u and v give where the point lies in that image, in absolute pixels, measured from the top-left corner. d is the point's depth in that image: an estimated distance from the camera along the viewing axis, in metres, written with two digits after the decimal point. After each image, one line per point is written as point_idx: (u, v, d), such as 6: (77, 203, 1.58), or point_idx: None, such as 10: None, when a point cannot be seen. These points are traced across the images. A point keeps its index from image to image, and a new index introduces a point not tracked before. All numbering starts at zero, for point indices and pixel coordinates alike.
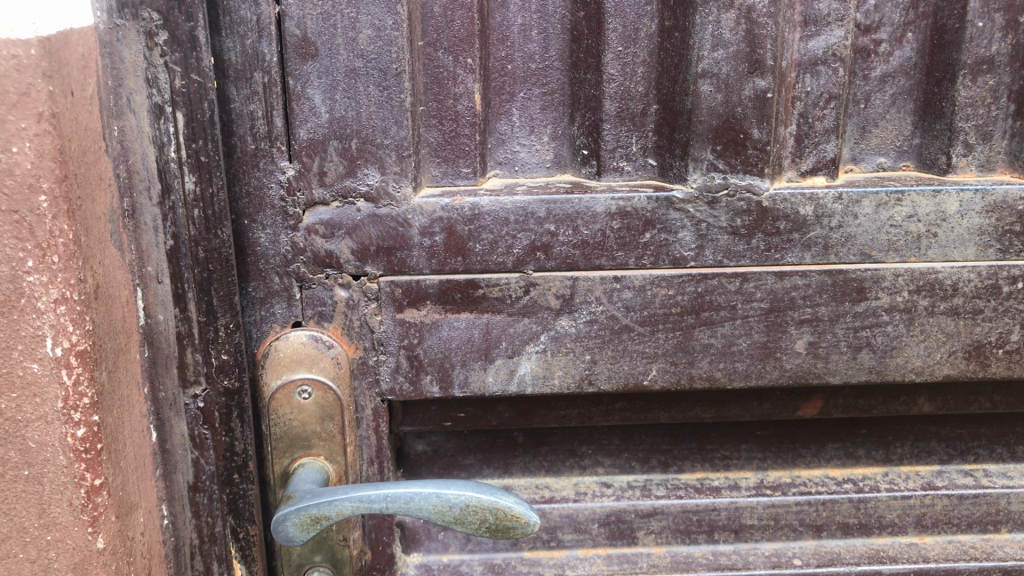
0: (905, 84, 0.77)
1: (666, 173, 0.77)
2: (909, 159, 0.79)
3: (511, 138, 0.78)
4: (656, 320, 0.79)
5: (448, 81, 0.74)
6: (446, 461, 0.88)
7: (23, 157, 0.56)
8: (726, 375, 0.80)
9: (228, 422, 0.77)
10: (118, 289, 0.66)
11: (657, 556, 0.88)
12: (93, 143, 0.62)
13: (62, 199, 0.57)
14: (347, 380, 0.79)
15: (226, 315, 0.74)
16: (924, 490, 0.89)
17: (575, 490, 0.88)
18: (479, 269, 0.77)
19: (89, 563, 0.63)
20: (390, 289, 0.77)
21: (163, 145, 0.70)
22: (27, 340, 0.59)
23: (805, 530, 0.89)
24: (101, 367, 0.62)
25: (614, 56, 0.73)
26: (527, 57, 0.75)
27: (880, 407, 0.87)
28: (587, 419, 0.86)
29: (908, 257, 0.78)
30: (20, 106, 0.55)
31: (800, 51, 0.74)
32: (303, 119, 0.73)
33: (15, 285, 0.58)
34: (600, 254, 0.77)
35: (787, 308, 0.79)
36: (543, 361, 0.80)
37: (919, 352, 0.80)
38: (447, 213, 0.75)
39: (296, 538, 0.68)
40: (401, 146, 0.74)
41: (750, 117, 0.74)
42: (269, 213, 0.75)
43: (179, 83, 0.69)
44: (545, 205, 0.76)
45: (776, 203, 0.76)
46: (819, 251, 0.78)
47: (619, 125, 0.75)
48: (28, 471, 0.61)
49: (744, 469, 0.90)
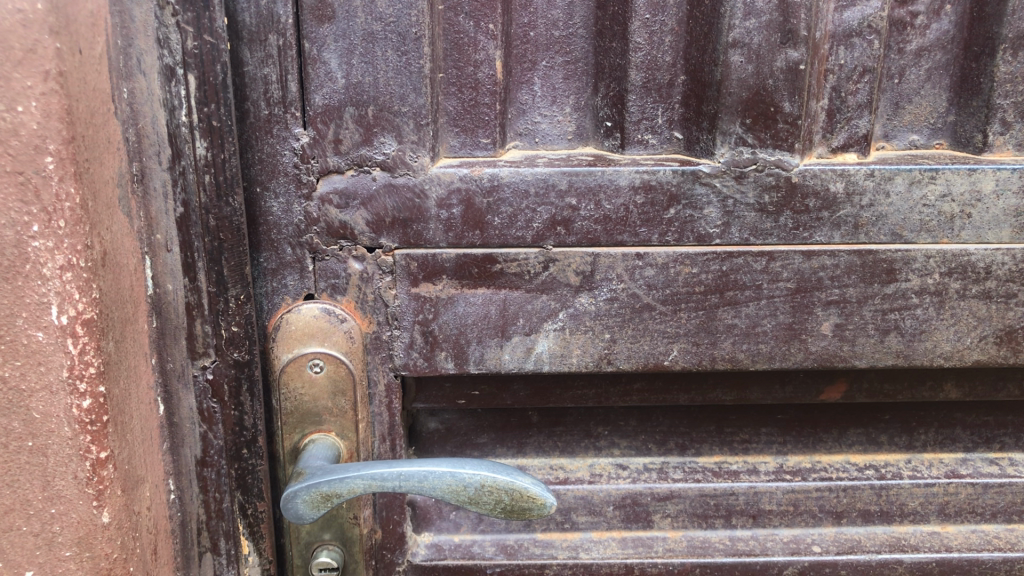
0: (942, 59, 0.74)
1: (692, 147, 0.75)
2: (943, 136, 0.77)
3: (532, 108, 0.75)
4: (678, 299, 0.77)
5: (469, 48, 0.71)
6: (458, 439, 0.86)
7: (30, 117, 0.54)
8: (749, 357, 0.78)
9: (238, 396, 0.75)
10: (126, 256, 0.64)
11: (673, 540, 0.86)
12: (102, 105, 0.60)
13: (68, 160, 0.55)
14: (360, 354, 0.77)
15: (236, 286, 0.73)
16: (948, 478, 0.87)
17: (590, 472, 0.86)
18: (497, 243, 0.74)
19: (95, 537, 0.62)
20: (404, 262, 0.75)
21: (174, 109, 0.67)
22: (33, 308, 0.57)
23: (825, 517, 0.87)
24: (108, 336, 0.61)
25: (641, 24, 0.71)
26: (550, 24, 0.73)
27: (904, 393, 0.85)
28: (603, 399, 0.83)
29: (940, 238, 0.76)
30: (26, 63, 0.53)
31: (834, 22, 0.71)
32: (319, 84, 0.70)
33: (19, 250, 0.56)
34: (622, 229, 0.75)
35: (814, 289, 0.77)
36: (561, 339, 0.77)
37: (949, 337, 0.78)
38: (465, 184, 0.73)
39: (309, 516, 0.67)
40: (419, 114, 0.71)
41: (781, 90, 0.71)
42: (282, 181, 0.72)
43: (191, 44, 0.66)
44: (567, 177, 0.73)
45: (806, 179, 0.74)
46: (848, 231, 0.75)
47: (645, 96, 0.73)
48: (32, 443, 0.59)
49: (763, 454, 0.88)
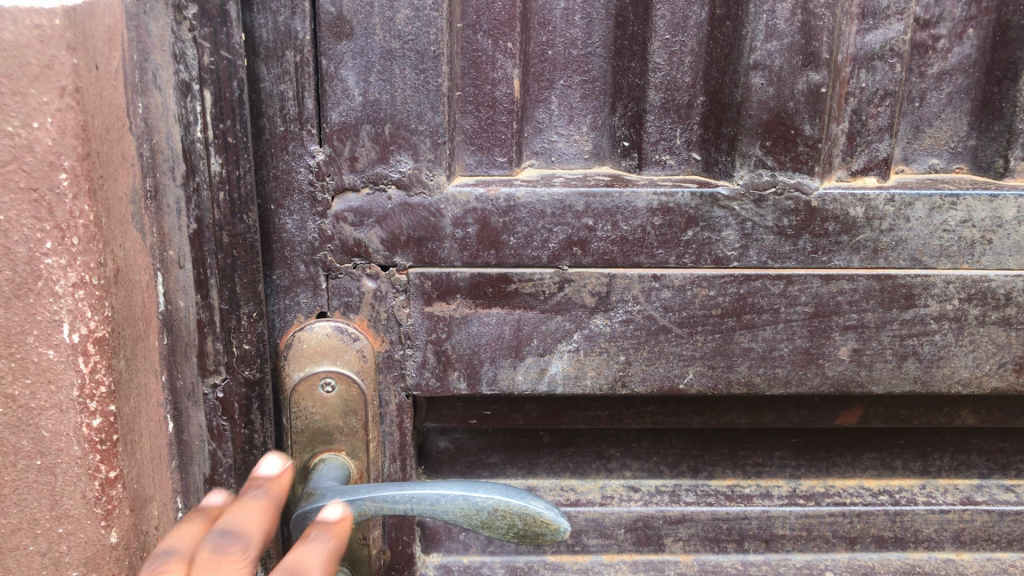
0: (963, 83, 0.74)
1: (711, 168, 0.74)
2: (963, 160, 0.76)
3: (549, 127, 0.75)
4: (694, 322, 0.76)
5: (487, 66, 0.70)
6: (469, 459, 0.85)
7: (45, 133, 0.53)
8: (765, 381, 0.77)
9: (248, 414, 0.74)
10: (139, 273, 0.64)
11: (684, 564, 0.85)
12: (117, 121, 0.59)
13: (83, 177, 0.55)
14: (372, 373, 0.76)
15: (249, 303, 0.71)
16: (964, 504, 0.86)
17: (601, 494, 0.85)
18: (512, 263, 0.74)
19: (102, 558, 0.61)
20: (418, 282, 0.74)
21: (189, 125, 0.66)
22: (44, 325, 0.56)
23: (838, 542, 0.86)
24: (119, 354, 0.60)
25: (660, 44, 0.70)
26: (569, 43, 0.72)
27: (920, 419, 0.84)
28: (616, 421, 0.83)
29: (960, 263, 0.75)
30: (43, 79, 0.52)
31: (856, 44, 0.70)
32: (336, 102, 0.69)
33: (32, 267, 0.55)
34: (639, 251, 0.74)
35: (832, 313, 0.76)
36: (575, 361, 0.76)
37: (967, 363, 0.77)
38: (481, 204, 0.72)
39: (350, 520, 0.65)
40: (436, 133, 0.70)
41: (802, 112, 0.70)
42: (296, 199, 0.72)
43: (208, 60, 0.65)
44: (584, 198, 0.72)
45: (825, 203, 0.73)
46: (867, 255, 0.74)
47: (663, 116, 0.73)
48: (40, 462, 0.59)
49: (776, 477, 0.87)
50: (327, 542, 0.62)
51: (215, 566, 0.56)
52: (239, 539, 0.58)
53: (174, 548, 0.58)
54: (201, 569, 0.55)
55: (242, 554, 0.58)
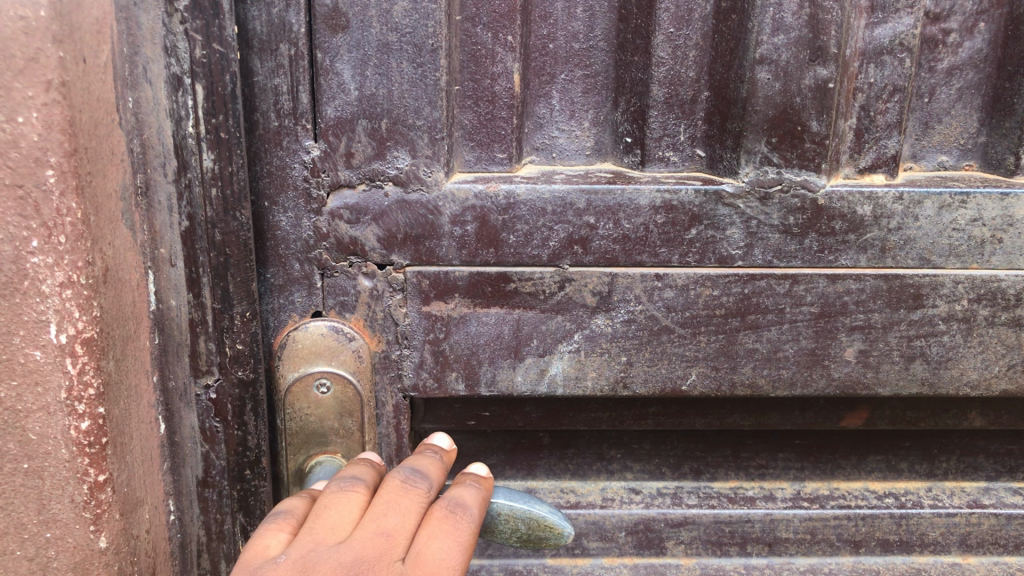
0: (973, 78, 0.72)
1: (716, 166, 0.72)
2: (973, 158, 0.75)
3: (549, 123, 0.73)
4: (697, 322, 0.74)
5: (486, 60, 0.69)
6: (467, 460, 0.83)
7: (30, 128, 0.52)
8: (770, 382, 0.76)
9: (241, 415, 0.72)
10: (129, 272, 0.62)
11: (686, 568, 0.84)
12: (106, 116, 0.58)
13: (71, 174, 0.53)
14: (368, 374, 0.75)
15: (242, 303, 0.70)
16: (971, 507, 0.84)
17: (602, 496, 0.83)
18: (512, 262, 0.72)
19: (91, 563, 0.59)
20: (416, 280, 0.72)
21: (180, 119, 0.65)
22: (31, 326, 0.55)
23: (842, 546, 0.85)
24: (108, 355, 0.58)
25: (665, 38, 0.68)
26: (570, 36, 0.70)
27: (927, 420, 0.82)
28: (618, 423, 0.81)
29: (969, 263, 0.73)
30: (27, 72, 0.51)
31: (865, 39, 0.68)
32: (331, 96, 0.68)
33: (17, 266, 0.54)
34: (641, 249, 0.72)
35: (838, 314, 0.74)
36: (575, 362, 0.75)
37: (976, 365, 0.76)
38: (480, 201, 0.70)
39: (491, 480, 0.65)
40: (434, 128, 0.69)
41: (809, 108, 0.69)
42: (291, 195, 0.70)
43: (200, 53, 0.63)
44: (585, 195, 0.70)
45: (832, 201, 0.71)
46: (874, 254, 0.73)
47: (667, 112, 0.71)
48: (27, 465, 0.57)
49: (780, 480, 0.85)
50: (481, 489, 0.63)
51: (396, 499, 0.60)
52: (424, 478, 0.62)
53: (367, 473, 0.64)
54: (388, 493, 0.61)
55: (424, 489, 0.62)
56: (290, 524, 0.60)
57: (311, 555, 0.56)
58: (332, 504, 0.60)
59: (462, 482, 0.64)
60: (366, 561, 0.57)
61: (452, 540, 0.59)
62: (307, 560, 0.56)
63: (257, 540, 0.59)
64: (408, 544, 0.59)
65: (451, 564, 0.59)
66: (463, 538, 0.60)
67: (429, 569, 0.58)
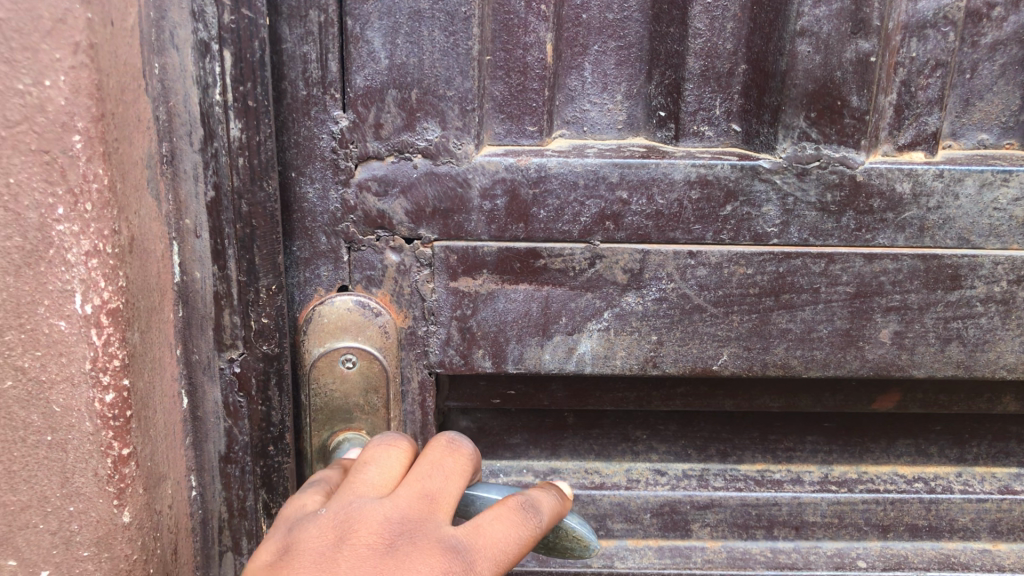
0: (1018, 53, 0.70)
1: (751, 141, 0.71)
2: (1015, 136, 0.72)
3: (581, 95, 0.71)
4: (730, 301, 0.73)
5: (518, 29, 0.67)
6: (490, 439, 0.82)
7: (57, 91, 0.50)
8: (802, 363, 0.75)
9: (266, 390, 0.71)
10: (154, 243, 0.61)
11: (711, 550, 0.83)
12: (132, 81, 0.56)
13: (97, 139, 0.52)
14: (394, 350, 0.73)
15: (268, 276, 0.68)
16: (1001, 493, 0.83)
17: (627, 477, 0.82)
18: (542, 237, 0.70)
19: (115, 538, 0.58)
20: (443, 256, 0.71)
21: (207, 87, 0.63)
22: (55, 296, 0.54)
23: (870, 531, 0.84)
24: (133, 326, 0.57)
25: (702, 9, 0.66)
26: (604, 6, 0.68)
27: (960, 404, 0.81)
28: (645, 403, 0.80)
29: (1010, 244, 0.71)
30: (55, 34, 0.49)
31: (908, 11, 0.66)
32: (361, 65, 0.66)
33: (43, 234, 0.52)
34: (674, 226, 0.71)
35: (874, 294, 0.73)
36: (605, 340, 0.74)
37: (1014, 348, 0.74)
38: (510, 173, 0.69)
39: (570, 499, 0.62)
40: (465, 99, 0.67)
41: (849, 83, 0.67)
42: (318, 166, 0.69)
43: (228, 18, 0.61)
44: (619, 169, 0.69)
45: (871, 178, 0.69)
46: (913, 234, 0.71)
47: (703, 84, 0.69)
48: (51, 437, 0.56)
49: (808, 463, 0.84)
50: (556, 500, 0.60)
51: (439, 461, 0.60)
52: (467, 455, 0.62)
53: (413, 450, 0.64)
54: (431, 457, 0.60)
55: (464, 460, 0.61)
56: (327, 487, 0.60)
57: (352, 505, 0.56)
58: (372, 460, 0.60)
59: (544, 489, 0.60)
60: (408, 517, 0.56)
61: (510, 526, 0.56)
62: (348, 511, 0.56)
63: (296, 498, 0.58)
64: (448, 508, 0.58)
65: (507, 550, 0.56)
66: (525, 532, 0.57)
67: (480, 544, 0.55)
